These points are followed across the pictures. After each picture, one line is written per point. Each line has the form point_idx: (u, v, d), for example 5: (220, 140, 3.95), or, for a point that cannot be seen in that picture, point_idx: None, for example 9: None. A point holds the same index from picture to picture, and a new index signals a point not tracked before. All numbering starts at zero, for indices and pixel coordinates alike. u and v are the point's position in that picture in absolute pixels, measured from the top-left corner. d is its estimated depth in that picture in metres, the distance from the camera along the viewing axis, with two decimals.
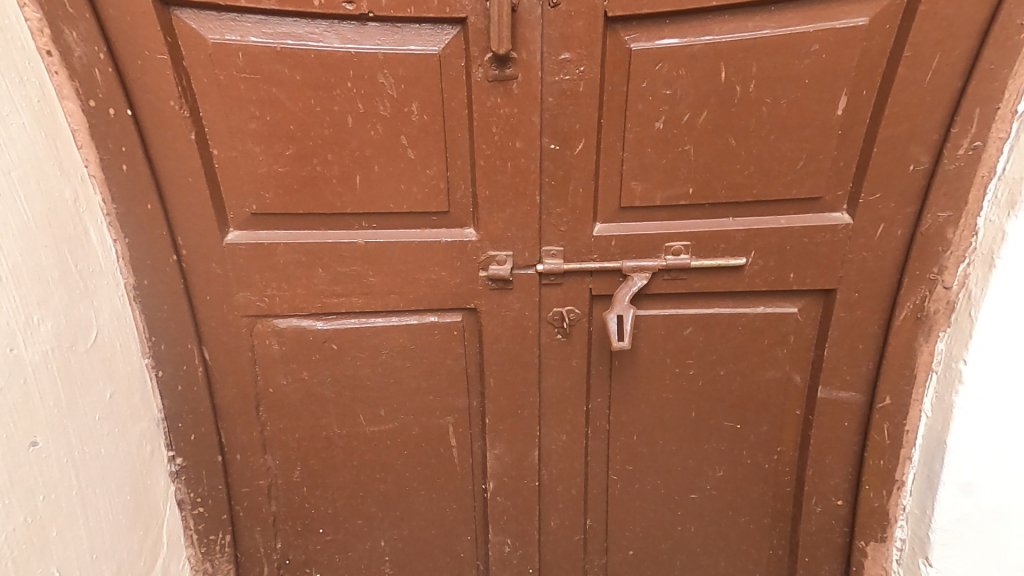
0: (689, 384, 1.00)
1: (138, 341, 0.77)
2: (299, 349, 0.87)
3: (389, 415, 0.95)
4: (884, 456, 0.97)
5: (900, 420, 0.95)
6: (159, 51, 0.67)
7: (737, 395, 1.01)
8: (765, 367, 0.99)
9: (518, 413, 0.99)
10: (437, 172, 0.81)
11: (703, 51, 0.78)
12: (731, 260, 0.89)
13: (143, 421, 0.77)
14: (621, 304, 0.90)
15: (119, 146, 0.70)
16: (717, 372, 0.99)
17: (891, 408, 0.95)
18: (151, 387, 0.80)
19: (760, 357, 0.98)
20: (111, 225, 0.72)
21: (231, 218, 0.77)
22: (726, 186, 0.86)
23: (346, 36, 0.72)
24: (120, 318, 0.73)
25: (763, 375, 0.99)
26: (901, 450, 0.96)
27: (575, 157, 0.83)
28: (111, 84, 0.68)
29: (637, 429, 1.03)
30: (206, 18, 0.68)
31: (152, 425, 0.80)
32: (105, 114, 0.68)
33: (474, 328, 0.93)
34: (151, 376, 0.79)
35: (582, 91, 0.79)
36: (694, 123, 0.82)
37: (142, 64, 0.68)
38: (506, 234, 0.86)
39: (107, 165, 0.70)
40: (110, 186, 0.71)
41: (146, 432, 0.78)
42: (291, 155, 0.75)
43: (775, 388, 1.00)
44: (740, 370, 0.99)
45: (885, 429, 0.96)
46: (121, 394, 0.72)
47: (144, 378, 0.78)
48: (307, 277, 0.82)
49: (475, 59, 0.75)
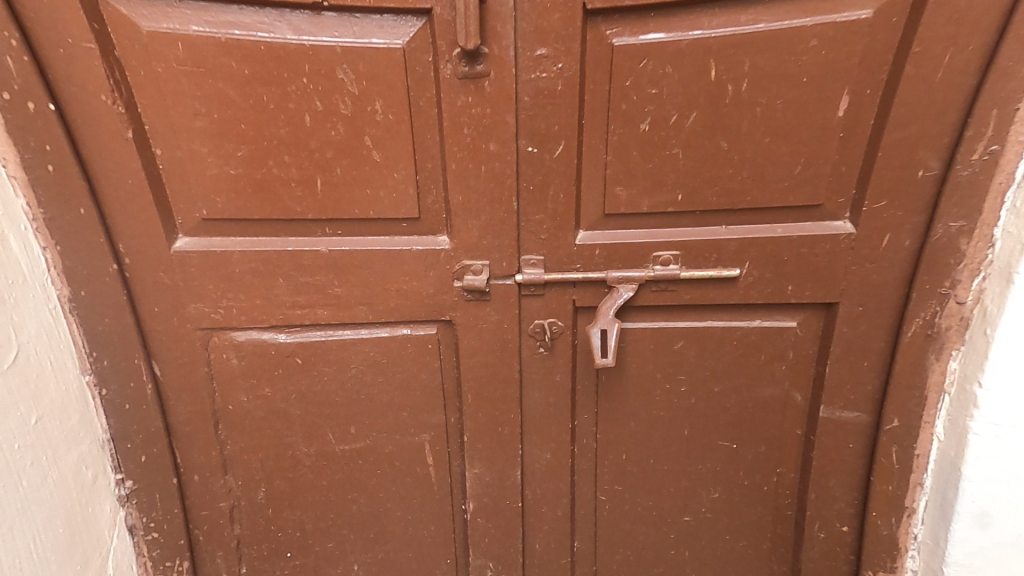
0: (681, 402, 0.94)
1: (76, 358, 0.71)
2: (260, 363, 0.81)
3: (360, 433, 0.89)
4: (892, 480, 0.90)
5: (910, 443, 0.88)
6: (84, 38, 0.62)
7: (732, 414, 0.94)
8: (761, 385, 0.92)
9: (498, 430, 0.93)
10: (404, 176, 0.76)
11: (691, 47, 0.72)
12: (724, 271, 0.83)
13: (79, 444, 0.71)
14: (605, 318, 0.84)
15: (42, 144, 0.64)
16: (710, 390, 0.93)
17: (899, 431, 0.88)
18: (93, 407, 0.74)
19: (757, 374, 0.92)
20: (38, 232, 0.67)
21: (181, 223, 0.72)
22: (717, 192, 0.80)
23: (300, 27, 0.67)
24: (50, 334, 0.67)
25: (760, 393, 0.93)
26: (910, 476, 0.89)
27: (554, 160, 0.77)
28: (31, 77, 0.62)
29: (627, 448, 0.97)
30: (141, 3, 0.63)
31: (93, 449, 0.74)
32: (23, 109, 0.63)
33: (450, 341, 0.87)
34: (94, 395, 0.74)
35: (560, 90, 0.73)
36: (682, 125, 0.76)
37: (69, 55, 0.63)
38: (482, 242, 0.81)
39: (30, 164, 0.64)
40: (35, 187, 0.65)
41: (84, 456, 0.72)
42: (244, 156, 0.70)
43: (773, 406, 0.93)
44: (736, 387, 0.93)
45: (893, 453, 0.89)
46: (49, 420, 0.66)
47: (84, 397, 0.73)
48: (267, 286, 0.77)
49: (442, 55, 0.70)
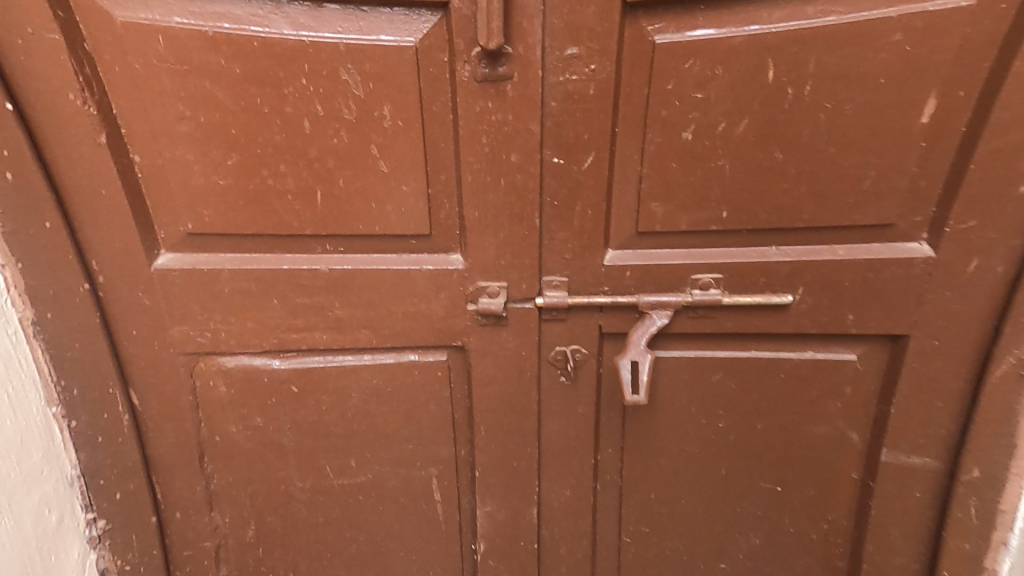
0: (719, 440, 0.83)
1: (42, 387, 0.64)
2: (251, 390, 0.74)
3: (360, 466, 0.81)
4: (970, 538, 0.77)
5: (993, 497, 0.75)
6: (48, 29, 0.55)
7: (777, 456, 0.83)
8: (813, 427, 0.81)
9: (512, 465, 0.84)
10: (414, 188, 0.67)
11: (747, 44, 0.62)
12: (773, 297, 0.73)
13: (39, 486, 0.63)
14: (635, 348, 0.75)
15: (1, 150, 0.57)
16: (753, 428, 0.82)
17: (979, 483, 0.75)
18: (61, 441, 0.67)
19: (808, 413, 0.80)
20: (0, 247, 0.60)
21: (163, 237, 0.65)
22: (769, 209, 0.69)
23: (298, 21, 0.59)
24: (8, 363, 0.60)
25: (812, 434, 0.81)
26: (992, 532, 0.77)
27: (582, 172, 0.68)
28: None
29: (656, 488, 0.86)
30: None
31: (58, 488, 0.67)
32: None
33: (461, 368, 0.79)
34: (63, 427, 0.67)
35: (591, 95, 0.65)
36: (731, 133, 0.66)
37: (29, 47, 0.55)
38: (499, 262, 0.72)
39: None
40: None
41: (47, 498, 0.65)
42: (235, 165, 0.63)
43: (826, 448, 0.82)
44: (784, 425, 0.81)
45: (972, 507, 0.76)
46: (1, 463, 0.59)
47: (50, 431, 0.65)
48: (261, 307, 0.70)
49: (459, 54, 0.61)
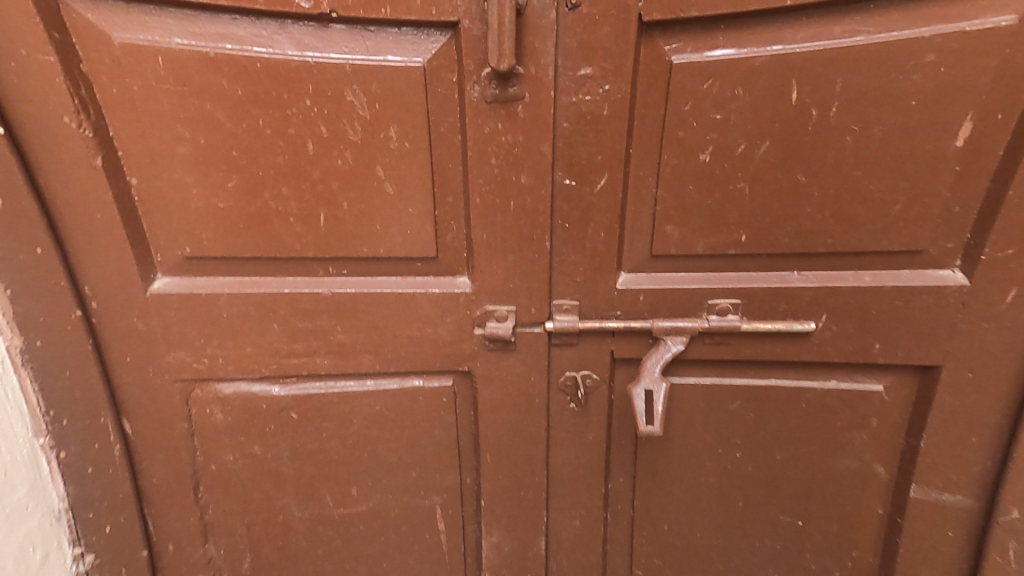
0: (737, 471, 0.79)
1: (30, 417, 0.62)
2: (249, 418, 0.71)
3: (361, 495, 0.78)
4: None
5: None
6: (41, 50, 0.53)
7: (799, 490, 0.79)
8: (837, 461, 0.76)
9: (519, 495, 0.80)
10: (420, 211, 0.65)
11: (769, 64, 0.59)
12: (795, 324, 0.69)
13: (24, 522, 0.61)
14: (649, 376, 0.71)
15: None
16: (772, 459, 0.78)
17: (1018, 524, 0.71)
18: (49, 473, 0.65)
19: (832, 446, 0.76)
20: None
21: (160, 261, 0.63)
22: (790, 234, 0.66)
23: (303, 42, 0.57)
24: None
25: (836, 468, 0.77)
26: None
27: (595, 194, 0.66)
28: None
29: (670, 521, 0.82)
30: (112, 10, 0.54)
31: (45, 523, 0.64)
32: None
33: (467, 394, 0.75)
34: (50, 458, 0.65)
35: (605, 116, 0.62)
36: (751, 156, 0.63)
37: (23, 70, 0.53)
38: (507, 285, 0.69)
39: None
40: None
41: (32, 535, 0.62)
42: (235, 187, 0.61)
43: (851, 482, 0.77)
44: (806, 457, 0.77)
45: (1010, 549, 0.72)
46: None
47: (37, 462, 0.63)
48: (260, 331, 0.67)
49: (468, 74, 0.59)
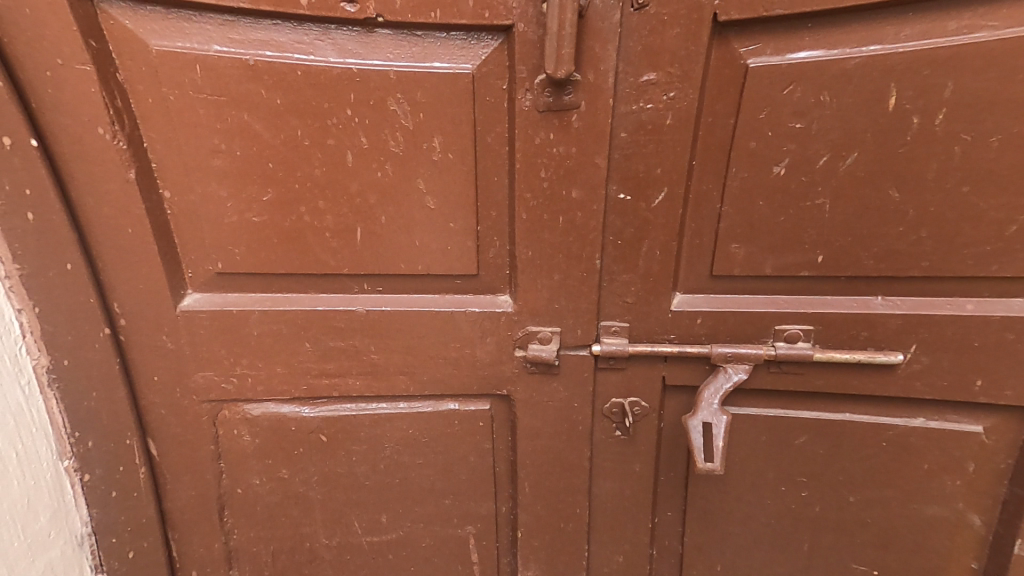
0: (803, 514, 0.71)
1: (54, 440, 0.60)
2: (277, 439, 0.67)
3: (391, 523, 0.73)
4: None
5: None
6: (76, 58, 0.50)
7: (876, 538, 0.70)
8: (923, 508, 0.68)
9: (559, 529, 0.74)
10: (462, 225, 0.61)
11: (862, 68, 0.53)
12: (878, 355, 0.61)
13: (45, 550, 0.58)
14: (707, 408, 0.64)
15: (20, 187, 0.53)
16: (844, 501, 0.69)
17: None
18: (72, 497, 0.62)
19: (917, 491, 0.67)
20: (13, 290, 0.56)
21: (191, 276, 0.60)
22: (876, 256, 0.59)
23: (345, 48, 0.54)
24: (19, 418, 0.56)
25: (921, 516, 0.68)
26: None
27: (652, 210, 0.60)
28: (7, 105, 0.50)
29: (726, 565, 0.75)
30: (149, 16, 0.51)
31: (66, 550, 0.61)
32: None
33: (505, 420, 0.70)
34: (74, 482, 0.62)
35: (669, 125, 0.56)
36: (834, 169, 0.56)
37: (58, 79, 0.51)
38: (552, 306, 0.64)
39: (6, 211, 0.53)
40: (12, 237, 0.54)
41: (53, 563, 0.59)
42: (271, 200, 0.58)
43: (938, 533, 0.68)
44: (885, 502, 0.68)
45: None
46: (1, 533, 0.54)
47: (61, 486, 0.61)
48: (291, 349, 0.64)
49: (520, 81, 0.55)
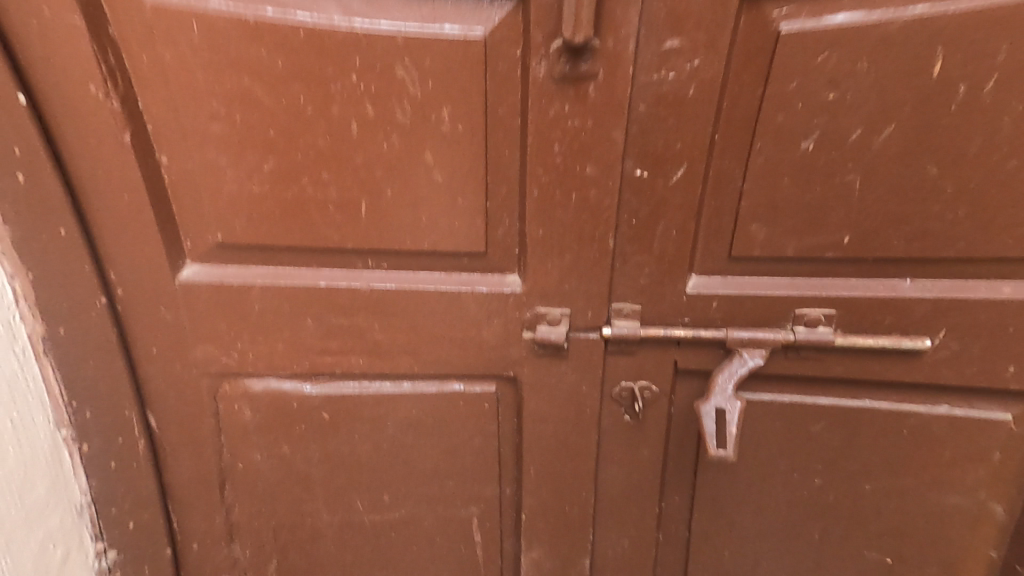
0: (816, 502, 0.69)
1: (51, 409, 0.59)
2: (279, 416, 0.66)
3: (394, 502, 0.72)
4: None
5: None
6: (65, 11, 0.48)
7: (891, 527, 0.68)
8: (942, 498, 0.66)
9: (563, 513, 0.73)
10: (470, 200, 0.58)
11: (905, 33, 0.49)
12: (903, 340, 0.58)
13: (43, 518, 0.58)
14: (721, 394, 0.61)
15: (10, 149, 0.51)
16: (859, 490, 0.67)
17: None
18: (71, 467, 0.62)
19: (937, 479, 0.65)
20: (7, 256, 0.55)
21: (190, 248, 0.58)
22: (908, 237, 0.56)
23: (350, 8, 0.51)
24: (15, 387, 0.55)
25: (941, 505, 0.66)
26: None
27: (670, 187, 0.57)
28: None
29: (733, 552, 0.73)
30: None
31: (66, 520, 0.61)
32: None
33: (511, 402, 0.68)
34: (73, 452, 0.62)
35: (691, 96, 0.53)
36: (868, 144, 0.53)
37: (47, 33, 0.49)
38: (562, 286, 0.61)
39: None
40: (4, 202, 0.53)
41: (53, 533, 0.59)
42: (272, 169, 0.55)
43: (957, 522, 0.66)
44: (903, 492, 0.66)
45: None
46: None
47: (59, 456, 0.60)
48: (293, 325, 0.62)
49: (535, 47, 0.51)
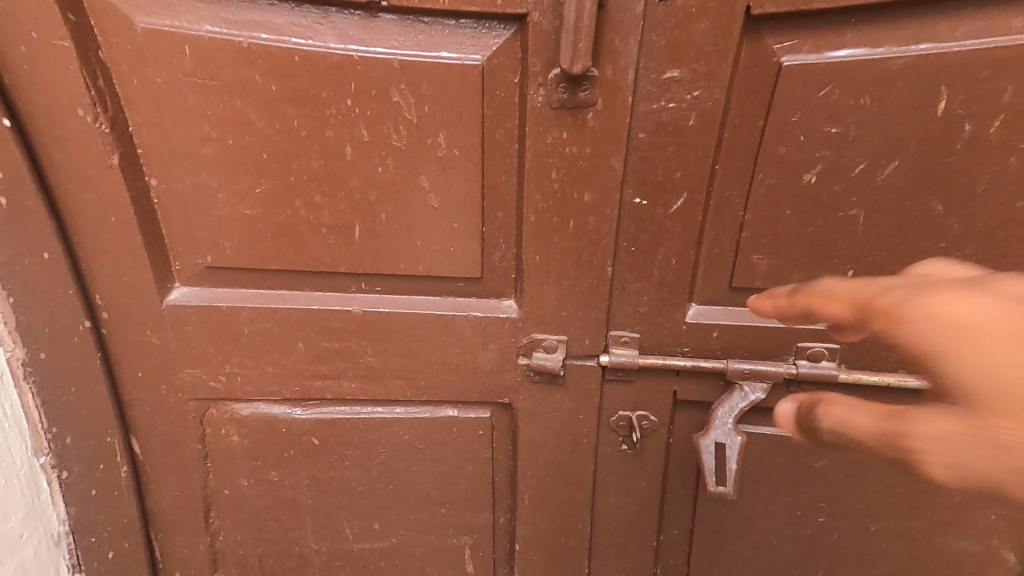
0: (820, 541, 0.66)
1: (30, 436, 0.58)
2: (267, 441, 0.65)
3: (384, 530, 0.70)
4: None
5: None
6: (54, 33, 0.48)
7: (898, 569, 0.66)
8: (951, 541, 0.63)
9: (558, 544, 0.70)
10: (465, 225, 0.57)
11: (910, 69, 0.48)
12: (909, 378, 0.57)
13: (15, 550, 0.56)
14: (721, 428, 0.60)
15: None
16: (865, 530, 0.65)
17: None
18: (49, 494, 0.60)
19: (945, 522, 0.63)
20: None
21: (179, 269, 0.57)
22: (913, 273, 0.54)
23: (346, 33, 0.50)
24: None
25: (949, 548, 0.63)
26: None
27: (669, 216, 0.56)
28: None
29: None
30: None
31: (41, 550, 0.60)
32: None
33: (506, 430, 0.67)
34: (51, 479, 0.60)
35: (692, 126, 0.52)
36: (872, 178, 0.52)
37: (34, 55, 0.48)
38: (559, 313, 0.60)
39: None
40: None
41: (26, 564, 0.58)
42: (264, 193, 0.55)
43: (967, 567, 0.64)
44: (910, 533, 0.64)
45: None
46: None
47: (37, 484, 0.59)
48: (284, 348, 0.61)
49: (533, 75, 0.51)
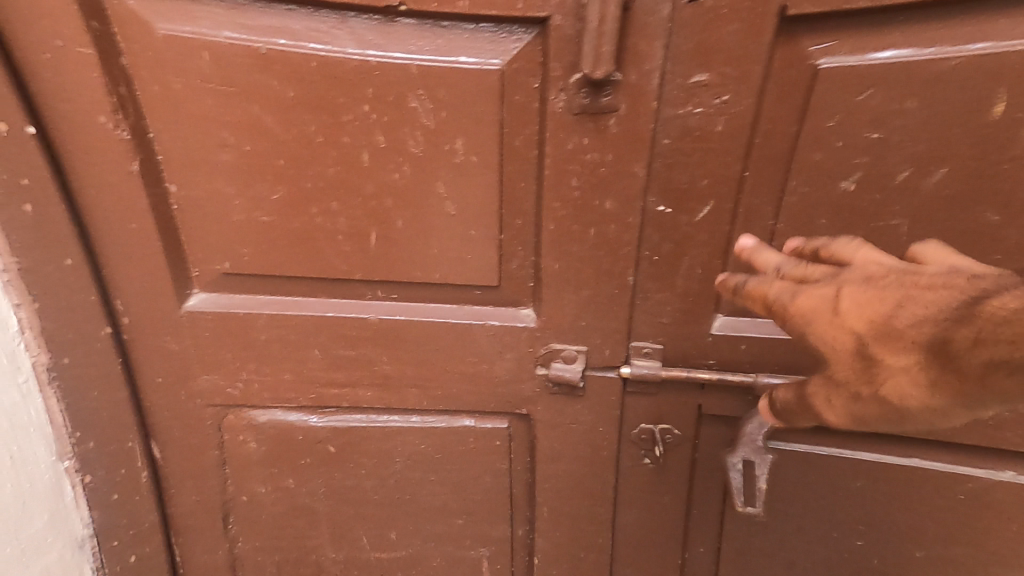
0: (856, 566, 0.63)
1: (53, 440, 0.59)
2: (284, 448, 0.65)
3: (400, 540, 0.69)
4: None
5: None
6: (76, 42, 0.48)
7: None
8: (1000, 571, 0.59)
9: (576, 560, 0.69)
10: (482, 233, 0.56)
11: (960, 71, 0.45)
12: None
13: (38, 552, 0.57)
14: (749, 443, 0.58)
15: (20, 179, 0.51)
16: (905, 557, 0.61)
17: None
18: (72, 498, 0.61)
19: (994, 551, 0.59)
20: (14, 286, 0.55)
21: (197, 275, 0.58)
22: None
23: (363, 38, 0.50)
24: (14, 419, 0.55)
25: None
26: None
27: (695, 225, 0.53)
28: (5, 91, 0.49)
29: None
30: None
31: (65, 553, 0.61)
32: None
33: (523, 442, 0.65)
34: (73, 482, 0.61)
35: (719, 131, 0.50)
36: (916, 186, 0.49)
37: (57, 63, 0.49)
38: (578, 323, 0.58)
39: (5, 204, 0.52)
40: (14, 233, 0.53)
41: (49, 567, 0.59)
42: (281, 200, 0.54)
43: None
44: (954, 561, 0.60)
45: None
46: None
47: (60, 488, 0.60)
48: (301, 355, 0.60)
49: (553, 80, 0.49)
